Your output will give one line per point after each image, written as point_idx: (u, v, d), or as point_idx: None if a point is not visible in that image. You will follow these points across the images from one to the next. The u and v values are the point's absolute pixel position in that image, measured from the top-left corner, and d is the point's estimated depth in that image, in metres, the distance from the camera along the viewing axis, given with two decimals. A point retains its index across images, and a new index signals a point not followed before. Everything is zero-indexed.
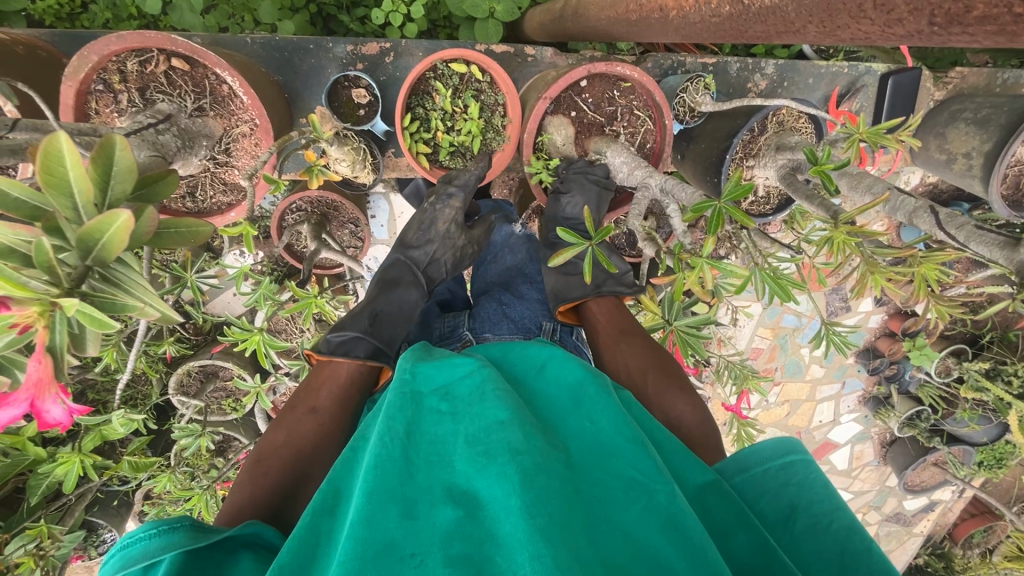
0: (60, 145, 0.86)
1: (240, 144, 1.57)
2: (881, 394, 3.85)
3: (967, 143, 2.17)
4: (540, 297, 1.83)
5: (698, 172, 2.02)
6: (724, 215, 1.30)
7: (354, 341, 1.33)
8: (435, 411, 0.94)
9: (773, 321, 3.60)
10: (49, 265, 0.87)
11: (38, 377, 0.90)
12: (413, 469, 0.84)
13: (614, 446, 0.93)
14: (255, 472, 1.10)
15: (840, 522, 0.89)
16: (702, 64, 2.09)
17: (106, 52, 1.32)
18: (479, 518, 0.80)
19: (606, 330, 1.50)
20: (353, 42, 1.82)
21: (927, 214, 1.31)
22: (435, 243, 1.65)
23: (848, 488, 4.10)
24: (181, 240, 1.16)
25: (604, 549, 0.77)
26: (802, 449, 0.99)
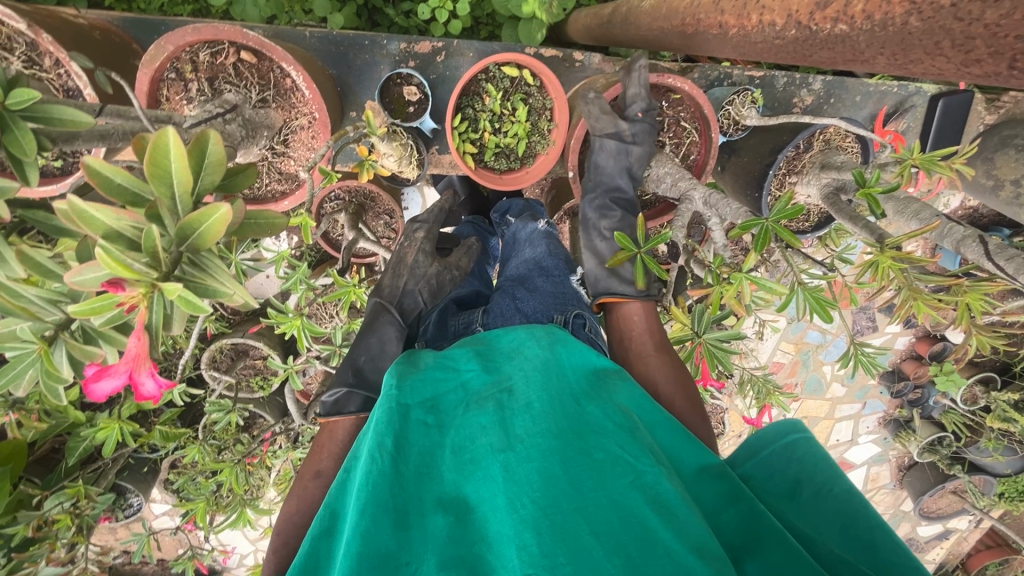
0: (168, 139, 0.91)
1: (298, 136, 1.63)
2: (903, 417, 3.80)
3: (1016, 170, 2.14)
4: (554, 290, 1.83)
5: (737, 185, 2.06)
6: (771, 233, 1.30)
7: (347, 397, 1.39)
8: (422, 423, 1.11)
9: (797, 336, 3.58)
10: (154, 250, 0.93)
11: (137, 353, 0.96)
12: (403, 479, 1.00)
13: (598, 428, 1.06)
14: (277, 544, 1.19)
15: (840, 487, 0.97)
16: (749, 77, 2.08)
17: (182, 42, 1.37)
18: (468, 521, 0.97)
19: (637, 342, 1.44)
20: (407, 40, 1.86)
21: (976, 243, 1.30)
22: (404, 278, 1.71)
23: None
24: (259, 232, 1.20)
25: (589, 520, 0.89)
26: (804, 429, 1.05)
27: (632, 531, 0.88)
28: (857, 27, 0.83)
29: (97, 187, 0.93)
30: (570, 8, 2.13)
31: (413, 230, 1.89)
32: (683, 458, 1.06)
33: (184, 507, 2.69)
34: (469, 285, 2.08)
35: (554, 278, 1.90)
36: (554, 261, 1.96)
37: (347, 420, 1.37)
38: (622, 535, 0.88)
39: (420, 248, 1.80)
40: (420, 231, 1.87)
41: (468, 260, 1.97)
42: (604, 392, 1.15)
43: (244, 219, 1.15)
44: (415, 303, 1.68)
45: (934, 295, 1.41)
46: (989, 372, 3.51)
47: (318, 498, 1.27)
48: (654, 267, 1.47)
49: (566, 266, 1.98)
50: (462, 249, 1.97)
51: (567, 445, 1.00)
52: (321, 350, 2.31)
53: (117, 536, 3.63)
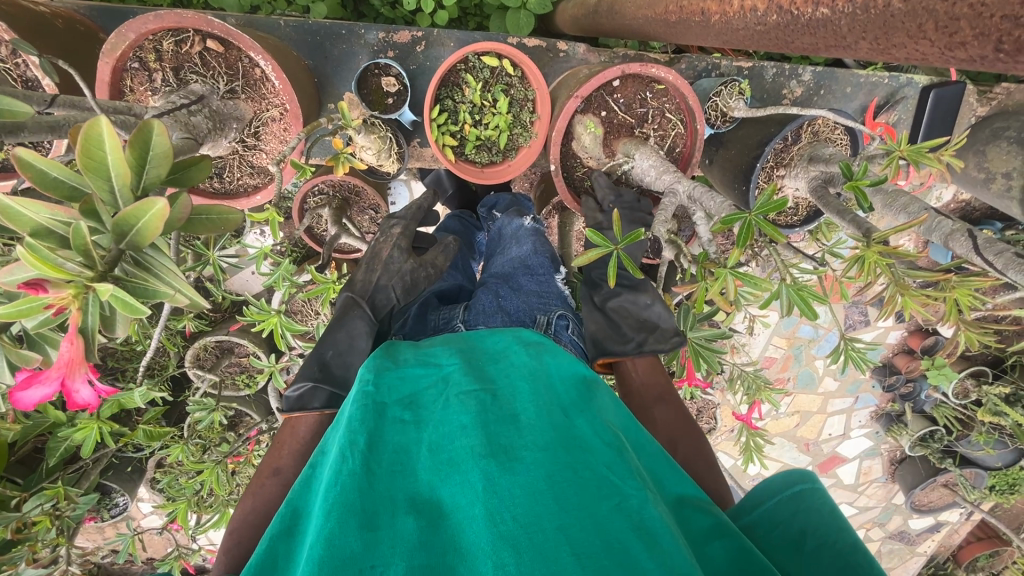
0: (101, 130, 0.87)
1: (270, 128, 1.57)
2: (895, 411, 3.80)
3: (1009, 162, 2.12)
4: (538, 289, 1.79)
5: (724, 179, 2.02)
6: (755, 228, 1.26)
7: (311, 392, 1.34)
8: (398, 421, 1.10)
9: (788, 331, 3.56)
10: (84, 249, 0.88)
11: (70, 357, 0.92)
12: (374, 478, 0.99)
13: (584, 445, 1.06)
14: (229, 544, 1.16)
15: (844, 541, 0.92)
16: (738, 67, 2.03)
17: (144, 30, 1.31)
18: (440, 526, 0.95)
19: (639, 395, 1.50)
20: (385, 30, 1.80)
21: (965, 238, 1.27)
22: (378, 272, 1.68)
23: (853, 503, 4.05)
24: (211, 227, 1.16)
25: (572, 540, 0.88)
26: (811, 479, 1.02)
27: (614, 555, 0.86)
28: (838, 10, 0.79)
29: (29, 180, 0.89)
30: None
31: (389, 226, 1.86)
32: (666, 482, 1.08)
33: (168, 507, 2.64)
34: (451, 278, 2.04)
35: (539, 276, 1.86)
36: (540, 259, 1.92)
37: (311, 415, 1.34)
38: (605, 560, 0.85)
39: (399, 238, 1.80)
40: (396, 227, 1.85)
41: (445, 258, 1.92)
42: (593, 408, 1.16)
43: (194, 214, 1.12)
44: (387, 299, 1.63)
45: (922, 290, 1.38)
46: (981, 366, 3.51)
47: (276, 500, 1.24)
48: (630, 266, 1.40)
49: (551, 265, 1.94)
50: (439, 247, 1.92)
51: (552, 459, 1.01)
52: (303, 347, 2.27)
53: (105, 535, 3.60)
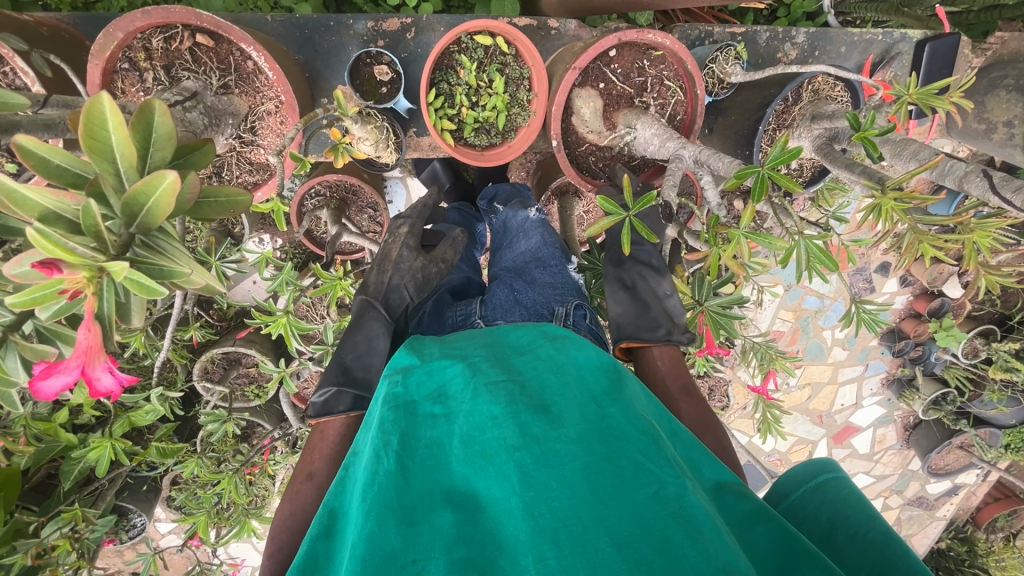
0: (104, 109, 0.89)
1: (266, 122, 1.53)
2: (906, 376, 3.79)
3: (1007, 111, 2.12)
4: (553, 281, 1.76)
5: (727, 147, 1.99)
6: (768, 181, 1.23)
7: (336, 395, 1.32)
8: (429, 416, 1.10)
9: (795, 303, 3.55)
10: (96, 230, 0.88)
11: (89, 345, 0.91)
12: (409, 475, 0.98)
13: (619, 433, 1.03)
14: (269, 550, 1.09)
15: (875, 530, 0.89)
16: (730, 33, 2.00)
17: (132, 29, 1.27)
18: (479, 520, 0.93)
19: (664, 385, 1.44)
20: (374, 19, 1.77)
21: (981, 178, 1.25)
22: (389, 272, 1.62)
23: (870, 471, 4.06)
24: (220, 210, 1.16)
25: (611, 532, 0.85)
26: (835, 467, 1.00)
27: (654, 544, 0.84)
28: None
29: (32, 169, 0.90)
30: None
31: (397, 227, 1.80)
32: (703, 471, 1.05)
33: (187, 522, 2.61)
34: (461, 272, 1.98)
35: (552, 268, 1.83)
36: (551, 251, 1.90)
37: (339, 420, 1.30)
38: (644, 548, 0.83)
39: (410, 239, 1.73)
40: (403, 227, 1.78)
41: (455, 253, 1.85)
42: (626, 394, 1.13)
43: (199, 195, 1.11)
44: (402, 299, 1.57)
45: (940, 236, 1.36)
46: (988, 325, 3.53)
47: (312, 504, 1.18)
48: (644, 232, 1.40)
49: (562, 256, 1.91)
50: (445, 242, 1.85)
51: (588, 450, 0.98)
52: (313, 350, 2.23)
53: (123, 558, 3.56)
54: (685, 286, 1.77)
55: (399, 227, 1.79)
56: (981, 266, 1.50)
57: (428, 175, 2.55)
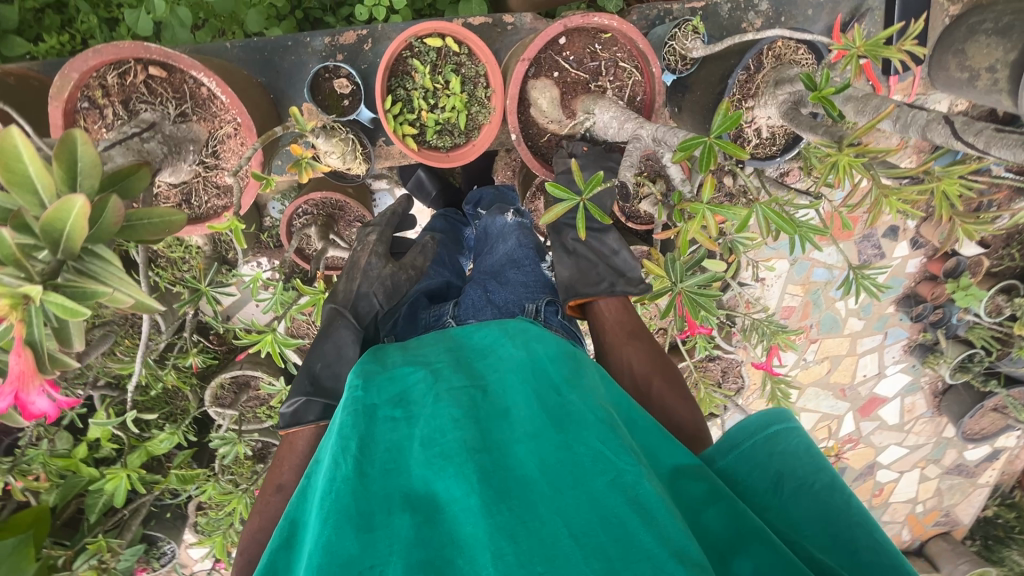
0: (22, 148, 1.06)
1: (227, 145, 1.55)
2: (928, 341, 3.67)
3: (990, 56, 2.04)
4: (525, 280, 1.76)
5: (698, 122, 1.93)
6: (716, 150, 1.20)
7: (305, 406, 1.33)
8: (390, 419, 1.09)
9: (803, 276, 3.45)
10: (20, 259, 1.07)
11: (21, 370, 1.11)
12: (368, 480, 0.98)
13: (578, 424, 1.06)
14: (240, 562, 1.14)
15: (821, 481, 1.01)
16: (690, 9, 1.98)
17: (85, 68, 1.33)
18: (438, 520, 0.95)
19: (612, 331, 1.56)
20: (330, 34, 1.80)
21: (942, 125, 1.20)
22: (358, 281, 1.64)
23: (902, 442, 3.98)
24: (156, 230, 1.26)
25: (569, 525, 0.91)
26: (787, 419, 1.09)
27: (610, 535, 0.91)
28: None
29: None
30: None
31: (365, 235, 1.83)
32: (660, 456, 1.08)
33: (210, 545, 2.67)
34: (439, 276, 1.98)
35: (526, 268, 1.83)
36: (525, 252, 1.89)
37: (308, 429, 1.33)
38: (608, 550, 0.89)
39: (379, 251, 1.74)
40: (371, 235, 1.82)
41: (425, 258, 1.87)
42: (586, 385, 1.14)
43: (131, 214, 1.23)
44: (371, 306, 1.59)
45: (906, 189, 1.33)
46: (1010, 281, 3.43)
47: (280, 514, 1.23)
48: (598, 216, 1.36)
49: (538, 256, 1.91)
50: (416, 249, 1.87)
51: (546, 448, 1.02)
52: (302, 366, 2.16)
53: None
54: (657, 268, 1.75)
55: (367, 236, 1.81)
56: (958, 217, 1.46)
57: (415, 183, 2.56)
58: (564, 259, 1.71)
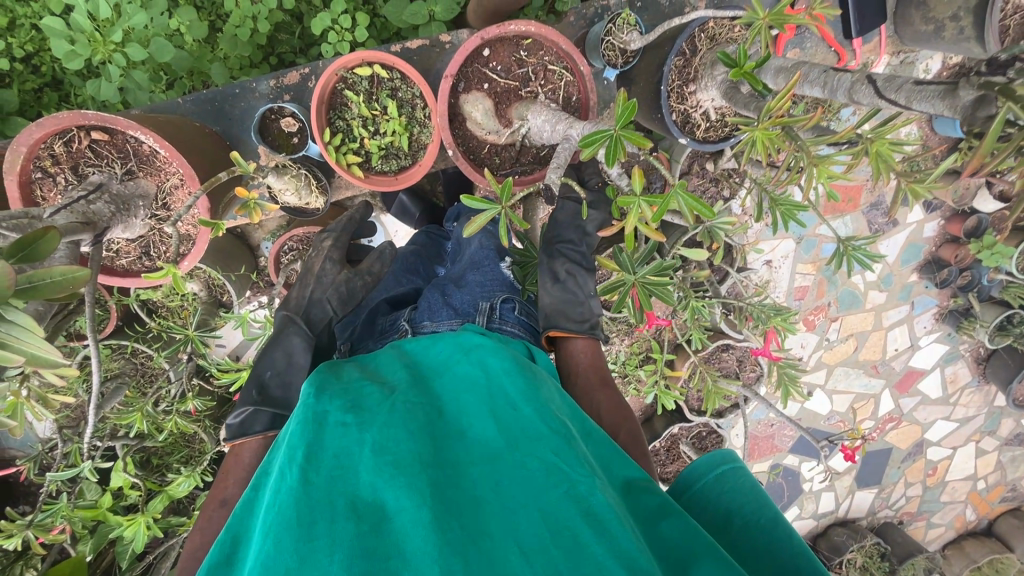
0: None
1: (176, 196, 1.67)
2: (960, 306, 3.49)
3: (950, 5, 1.96)
4: (482, 281, 1.75)
5: (645, 114, 1.96)
6: (621, 142, 1.19)
7: (253, 415, 1.40)
8: (340, 424, 0.98)
9: (811, 254, 3.25)
10: None
11: None
12: (312, 487, 0.88)
13: (533, 435, 1.01)
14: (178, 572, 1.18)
15: (766, 516, 1.06)
16: (626, 2, 1.97)
17: (32, 141, 1.45)
18: (383, 531, 0.85)
19: (584, 374, 1.63)
20: (274, 77, 1.87)
21: (866, 86, 1.16)
22: (310, 287, 1.66)
23: (950, 416, 3.86)
24: (60, 288, 1.19)
25: (519, 538, 0.86)
26: (734, 459, 1.14)
27: (561, 547, 0.85)
28: None
29: None
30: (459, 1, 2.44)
31: (320, 241, 1.86)
32: (612, 468, 1.07)
33: None
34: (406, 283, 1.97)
35: (485, 270, 1.82)
36: (485, 253, 1.87)
37: (256, 439, 1.39)
38: (551, 551, 0.85)
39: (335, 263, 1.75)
40: (328, 241, 1.84)
41: (383, 265, 1.88)
42: (543, 397, 1.11)
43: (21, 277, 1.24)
44: (324, 313, 1.62)
45: (832, 156, 1.37)
46: None
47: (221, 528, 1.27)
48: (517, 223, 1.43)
49: (498, 257, 1.89)
50: (374, 254, 1.88)
51: (500, 467, 0.97)
52: None
53: None
54: (609, 263, 1.69)
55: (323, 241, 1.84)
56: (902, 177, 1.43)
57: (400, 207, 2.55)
58: (551, 286, 1.74)
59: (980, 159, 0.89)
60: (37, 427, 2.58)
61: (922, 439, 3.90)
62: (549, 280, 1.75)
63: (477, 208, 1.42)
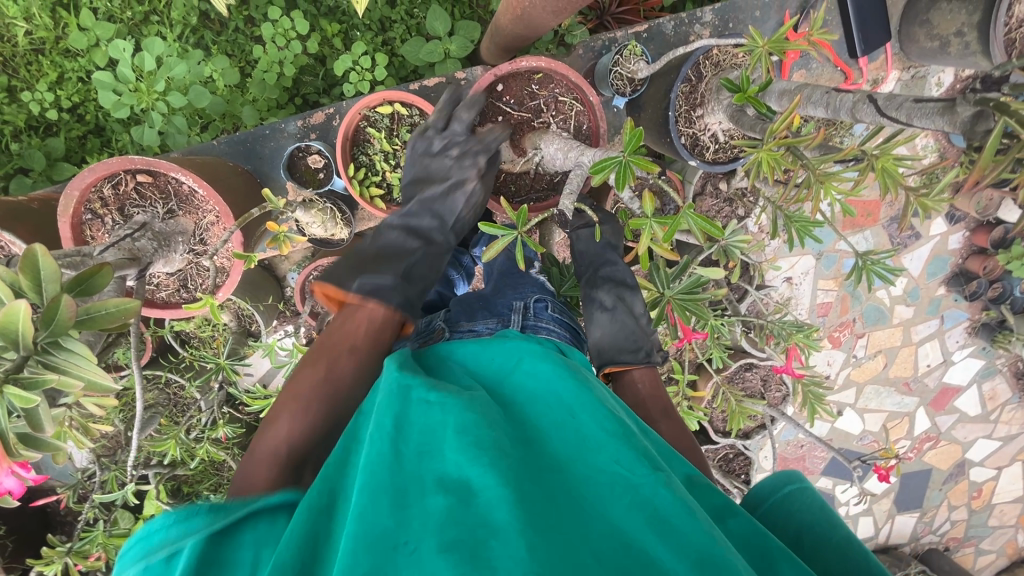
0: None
1: (212, 232, 1.76)
2: (993, 319, 3.41)
3: (953, 22, 2.00)
4: (514, 284, 1.73)
5: (655, 139, 2.00)
6: (630, 167, 1.24)
7: (390, 289, 1.35)
8: (422, 401, 0.92)
9: (833, 270, 3.23)
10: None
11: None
12: (397, 461, 0.82)
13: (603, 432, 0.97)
14: (299, 414, 1.12)
15: (841, 535, 0.99)
16: (633, 34, 2.06)
17: (84, 185, 1.57)
18: (470, 505, 0.77)
19: (647, 405, 1.54)
20: (302, 117, 1.99)
21: (868, 104, 1.19)
22: (456, 195, 1.59)
23: (992, 434, 3.72)
24: (114, 318, 1.27)
25: (599, 534, 0.80)
26: (799, 479, 1.09)
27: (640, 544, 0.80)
28: None
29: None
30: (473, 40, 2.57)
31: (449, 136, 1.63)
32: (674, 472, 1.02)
33: None
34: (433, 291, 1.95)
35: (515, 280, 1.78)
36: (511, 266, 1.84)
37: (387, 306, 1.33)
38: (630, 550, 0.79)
39: (455, 206, 1.60)
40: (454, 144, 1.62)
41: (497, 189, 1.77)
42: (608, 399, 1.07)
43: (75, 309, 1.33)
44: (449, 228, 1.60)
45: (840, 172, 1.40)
46: None
47: (348, 372, 1.22)
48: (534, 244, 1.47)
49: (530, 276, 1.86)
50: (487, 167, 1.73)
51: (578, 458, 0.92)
52: None
53: None
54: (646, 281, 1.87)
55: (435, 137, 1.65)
56: (908, 192, 1.45)
57: None
58: (602, 316, 1.71)
59: (978, 171, 0.92)
60: (77, 457, 2.67)
61: (964, 459, 3.75)
62: (591, 304, 1.74)
63: (494, 234, 1.48)
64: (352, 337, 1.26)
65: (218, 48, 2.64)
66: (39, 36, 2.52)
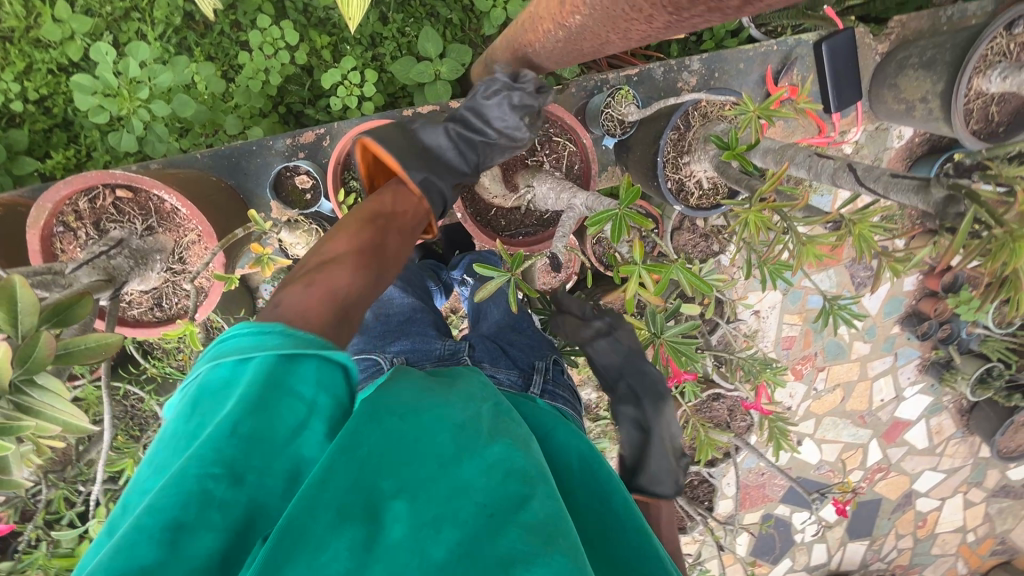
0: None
1: (191, 251, 1.75)
2: (942, 358, 3.60)
3: (920, 88, 2.15)
4: (531, 342, 1.67)
5: (639, 181, 2.06)
6: (625, 220, 1.32)
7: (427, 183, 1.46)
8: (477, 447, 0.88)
9: (798, 305, 3.35)
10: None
11: None
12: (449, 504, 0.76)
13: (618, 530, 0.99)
14: (353, 252, 1.16)
15: None
16: (624, 76, 2.12)
17: (59, 198, 1.54)
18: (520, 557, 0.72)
19: None
20: (290, 135, 1.95)
21: (847, 172, 1.33)
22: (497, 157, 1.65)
23: (937, 466, 3.90)
24: (94, 352, 1.42)
25: None
26: None
27: None
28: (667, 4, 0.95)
29: None
30: (465, 64, 2.59)
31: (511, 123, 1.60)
32: None
33: None
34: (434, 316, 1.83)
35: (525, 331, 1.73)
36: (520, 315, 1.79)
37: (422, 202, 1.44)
38: None
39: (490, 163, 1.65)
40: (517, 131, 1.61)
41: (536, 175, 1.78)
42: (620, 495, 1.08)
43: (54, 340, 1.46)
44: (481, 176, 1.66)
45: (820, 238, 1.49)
46: None
47: (392, 245, 1.28)
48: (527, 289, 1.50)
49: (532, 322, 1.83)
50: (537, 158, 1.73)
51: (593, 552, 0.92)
52: None
53: None
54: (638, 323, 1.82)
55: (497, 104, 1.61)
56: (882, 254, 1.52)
57: None
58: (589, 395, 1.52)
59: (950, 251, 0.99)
60: None
61: (911, 490, 3.92)
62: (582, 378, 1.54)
63: (487, 275, 1.50)
64: (378, 212, 1.32)
65: (202, 50, 2.57)
66: (10, 24, 2.40)
